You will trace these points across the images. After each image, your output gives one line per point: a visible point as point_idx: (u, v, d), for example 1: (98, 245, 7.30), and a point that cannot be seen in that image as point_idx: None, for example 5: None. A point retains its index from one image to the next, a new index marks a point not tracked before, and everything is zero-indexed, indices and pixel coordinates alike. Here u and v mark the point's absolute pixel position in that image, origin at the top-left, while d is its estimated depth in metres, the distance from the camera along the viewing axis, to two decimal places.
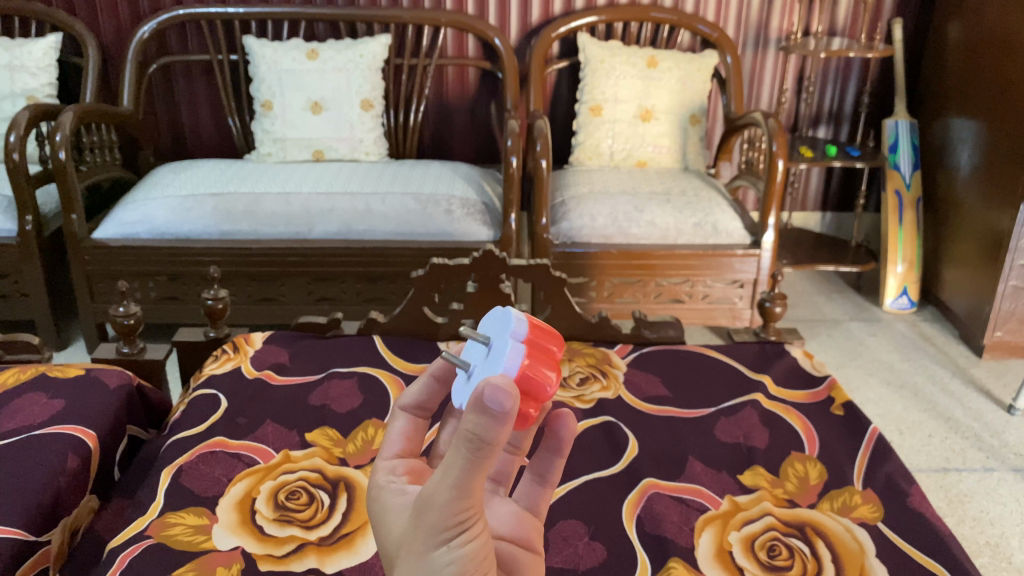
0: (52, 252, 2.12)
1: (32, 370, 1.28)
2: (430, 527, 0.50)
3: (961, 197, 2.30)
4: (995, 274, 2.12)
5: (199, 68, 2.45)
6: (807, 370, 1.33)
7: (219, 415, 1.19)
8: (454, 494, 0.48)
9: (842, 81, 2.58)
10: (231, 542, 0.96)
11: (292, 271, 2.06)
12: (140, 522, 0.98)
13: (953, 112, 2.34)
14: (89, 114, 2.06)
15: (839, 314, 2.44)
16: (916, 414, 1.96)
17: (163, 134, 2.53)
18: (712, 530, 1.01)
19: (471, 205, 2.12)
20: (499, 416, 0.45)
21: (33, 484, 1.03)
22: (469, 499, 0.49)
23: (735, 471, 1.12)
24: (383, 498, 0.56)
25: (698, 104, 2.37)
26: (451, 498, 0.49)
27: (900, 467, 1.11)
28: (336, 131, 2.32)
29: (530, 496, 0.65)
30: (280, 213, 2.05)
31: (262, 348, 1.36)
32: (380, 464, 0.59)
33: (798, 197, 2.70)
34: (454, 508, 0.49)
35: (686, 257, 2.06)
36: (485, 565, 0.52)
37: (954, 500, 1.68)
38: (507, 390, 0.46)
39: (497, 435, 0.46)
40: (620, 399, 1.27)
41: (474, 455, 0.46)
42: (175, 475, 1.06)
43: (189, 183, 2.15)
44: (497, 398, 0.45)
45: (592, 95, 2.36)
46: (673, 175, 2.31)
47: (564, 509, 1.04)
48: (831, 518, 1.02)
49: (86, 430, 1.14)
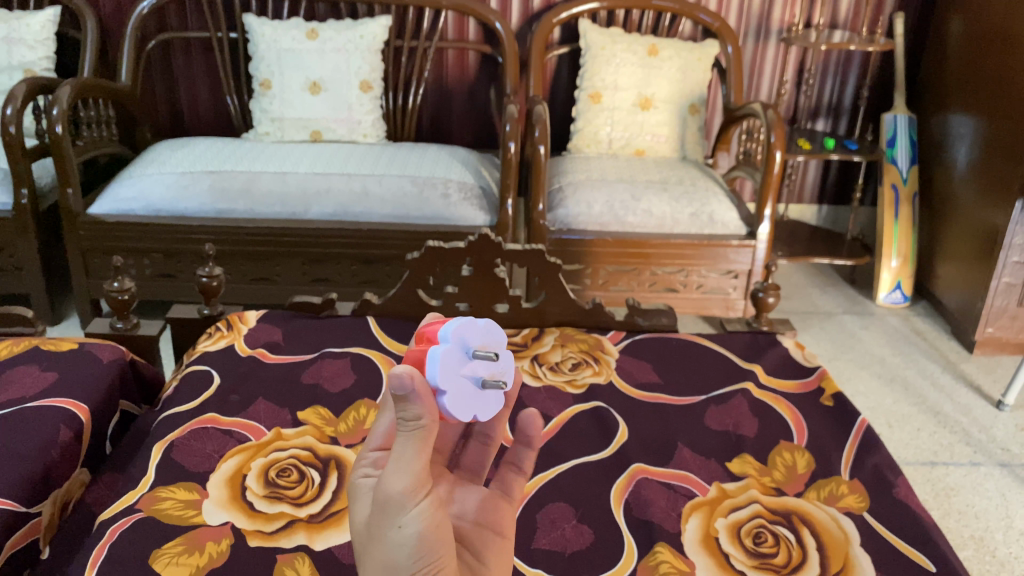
0: (47, 227, 2.11)
1: (25, 342, 1.28)
2: (384, 506, 0.58)
3: (957, 193, 2.30)
4: (988, 271, 2.13)
5: (199, 46, 2.44)
6: (798, 361, 1.34)
7: (212, 392, 1.19)
8: (398, 471, 0.57)
9: (842, 75, 2.58)
10: (221, 518, 0.96)
11: (287, 252, 2.06)
12: (130, 496, 0.99)
13: (952, 107, 2.34)
14: (86, 89, 2.05)
15: (832, 307, 2.44)
16: (906, 408, 1.98)
17: (161, 111, 2.52)
18: (699, 516, 1.01)
19: (467, 190, 2.12)
20: (417, 396, 0.55)
21: (25, 456, 1.04)
22: (412, 478, 0.57)
23: (723, 459, 1.12)
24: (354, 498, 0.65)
25: (697, 94, 2.36)
26: (397, 476, 0.57)
27: (887, 459, 1.12)
28: (335, 112, 2.32)
29: (505, 483, 0.73)
30: (277, 192, 2.05)
31: (256, 326, 1.36)
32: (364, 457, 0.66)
33: (795, 189, 2.71)
34: (399, 483, 0.57)
35: (682, 246, 2.06)
36: (439, 540, 0.58)
37: (940, 493, 1.69)
38: (415, 374, 0.55)
39: (422, 411, 0.55)
40: (612, 385, 1.27)
41: (410, 433, 0.56)
42: (167, 450, 1.07)
43: (186, 161, 2.15)
44: (406, 383, 0.54)
45: (591, 83, 2.36)
46: (671, 165, 2.30)
47: (553, 492, 1.05)
48: (816, 507, 1.03)
49: (79, 404, 1.15)
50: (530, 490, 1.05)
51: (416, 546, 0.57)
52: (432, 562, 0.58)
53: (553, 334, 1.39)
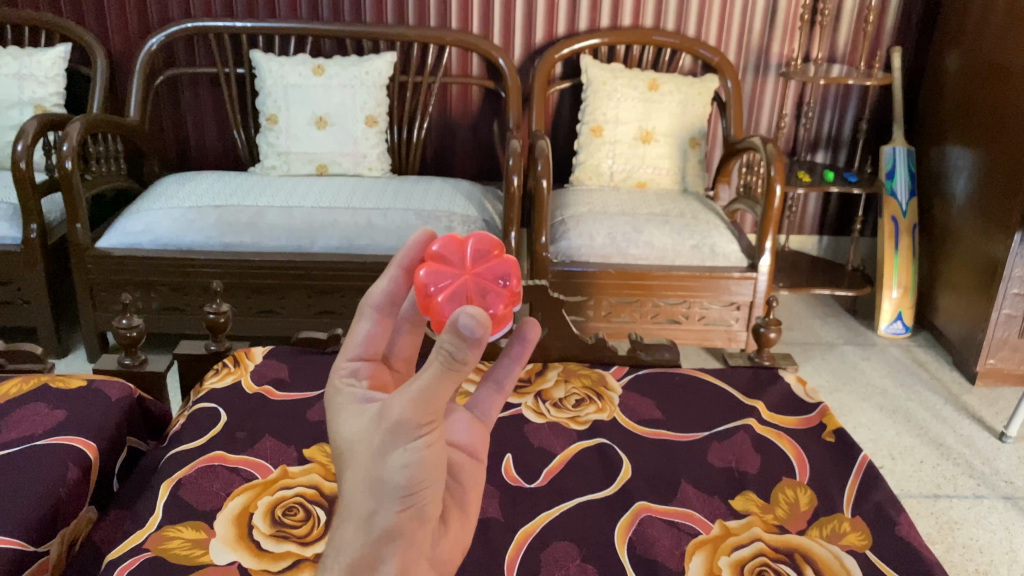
0: (55, 260, 2.14)
1: (35, 379, 1.29)
2: (394, 424, 0.54)
3: (957, 224, 2.32)
4: (989, 302, 2.14)
5: (206, 81, 2.48)
6: (800, 396, 1.35)
7: (219, 429, 1.20)
8: (419, 401, 0.53)
9: (841, 108, 2.61)
10: (227, 557, 0.97)
11: (292, 284, 2.08)
12: (138, 535, 1.00)
13: (950, 140, 2.37)
14: (96, 125, 2.08)
15: (834, 338, 2.46)
16: (908, 439, 1.98)
17: (168, 145, 2.55)
18: (702, 554, 1.02)
19: (471, 222, 2.14)
20: (475, 340, 0.49)
21: (33, 495, 1.05)
22: (431, 410, 0.53)
23: (726, 496, 1.13)
24: (341, 395, 0.61)
25: (698, 128, 2.39)
26: (417, 401, 0.53)
27: (889, 495, 1.13)
28: (340, 146, 2.35)
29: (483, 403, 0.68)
30: (283, 226, 2.08)
31: (262, 362, 1.38)
32: (342, 364, 0.64)
33: (795, 220, 2.73)
34: (416, 414, 0.53)
35: (684, 278, 2.08)
36: (434, 476, 0.55)
37: (944, 527, 1.70)
38: (482, 321, 0.49)
39: (471, 357, 0.50)
40: (615, 421, 1.28)
41: (446, 366, 0.51)
42: (174, 488, 1.08)
43: (193, 195, 2.17)
44: (469, 325, 0.49)
45: (593, 117, 2.39)
46: (672, 197, 2.33)
47: (556, 530, 1.06)
48: (819, 545, 1.04)
49: (86, 441, 1.16)
50: (534, 529, 1.06)
51: (415, 475, 0.54)
52: (427, 489, 0.55)
53: (556, 368, 1.40)
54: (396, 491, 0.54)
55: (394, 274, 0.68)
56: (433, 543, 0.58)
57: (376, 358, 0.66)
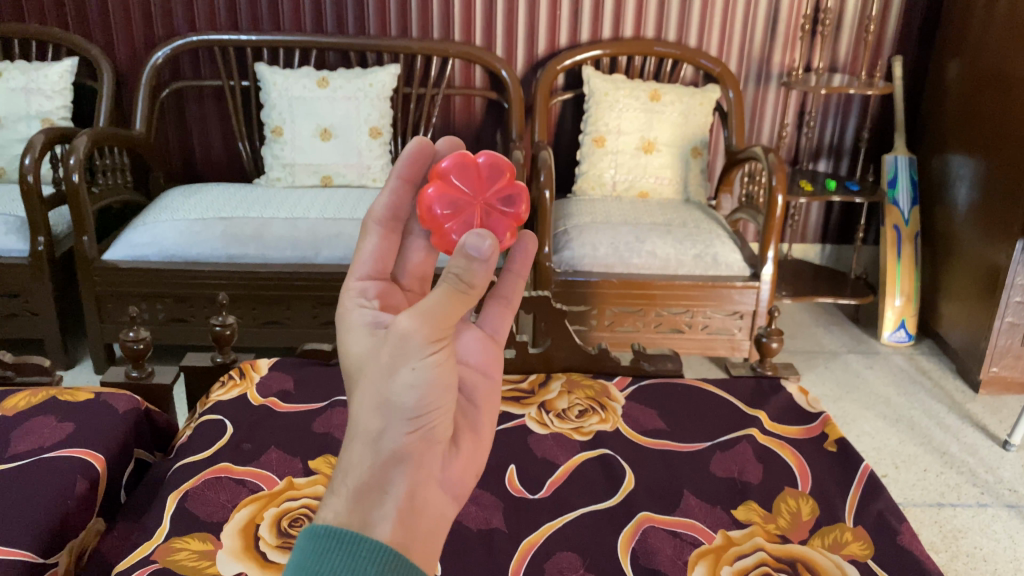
0: (62, 272, 2.16)
1: (43, 392, 1.30)
2: (404, 342, 0.57)
3: (959, 231, 2.33)
4: (991, 310, 2.15)
5: (211, 94, 2.50)
6: (802, 406, 1.35)
7: (225, 441, 1.21)
8: (429, 318, 0.57)
9: (843, 117, 2.62)
10: (234, 568, 0.98)
11: (297, 295, 2.09)
12: (146, 547, 1.01)
13: (952, 149, 2.38)
14: (102, 139, 2.10)
15: (837, 346, 2.46)
16: (912, 448, 1.99)
17: (174, 157, 2.57)
18: (704, 564, 1.03)
19: None
20: (484, 259, 0.56)
21: (42, 507, 1.06)
22: (439, 328, 0.57)
23: (728, 506, 1.14)
24: (349, 314, 0.64)
25: (700, 137, 2.41)
26: (427, 320, 0.57)
27: (891, 504, 1.13)
28: (344, 158, 2.37)
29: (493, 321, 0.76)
30: (288, 238, 2.09)
31: (267, 374, 1.39)
32: (352, 285, 0.67)
33: (798, 229, 2.74)
34: (427, 332, 0.57)
35: (686, 288, 2.08)
36: (440, 396, 0.59)
37: (948, 535, 1.70)
38: (489, 244, 0.56)
39: (478, 281, 0.56)
40: (618, 431, 1.29)
41: (456, 288, 0.56)
42: (181, 500, 1.09)
43: (199, 207, 2.19)
44: (477, 248, 0.56)
45: (595, 127, 2.41)
46: (675, 206, 2.34)
47: (560, 541, 1.07)
48: (821, 554, 1.04)
49: (94, 453, 1.17)
50: (538, 540, 1.07)
51: (424, 393, 0.57)
52: (433, 411, 0.59)
53: (560, 379, 1.41)
54: (405, 412, 0.57)
55: (395, 182, 0.73)
56: (439, 466, 0.61)
57: (382, 277, 0.70)
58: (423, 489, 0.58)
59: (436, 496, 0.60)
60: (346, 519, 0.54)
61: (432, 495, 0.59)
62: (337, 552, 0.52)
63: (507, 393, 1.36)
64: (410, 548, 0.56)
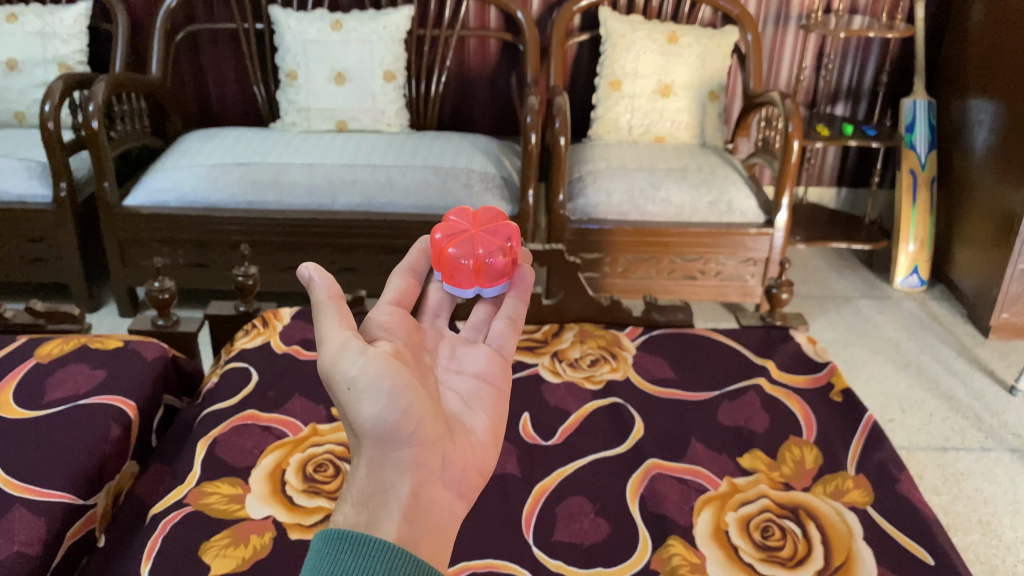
0: (85, 217, 2.19)
1: (74, 340, 1.35)
2: (330, 354, 0.65)
3: (977, 176, 2.31)
4: (1005, 257, 2.15)
5: (226, 37, 2.49)
6: (809, 356, 1.39)
7: (250, 389, 1.26)
8: (331, 325, 0.67)
9: (862, 59, 2.58)
10: (263, 512, 1.04)
11: (316, 242, 2.13)
12: (178, 490, 1.06)
13: (972, 92, 2.34)
14: (120, 85, 2.11)
15: (849, 291, 2.48)
16: (919, 393, 2.02)
17: (190, 100, 2.58)
18: (710, 510, 1.08)
19: (489, 179, 2.16)
20: (324, 278, 0.70)
21: (80, 452, 1.11)
22: (344, 327, 0.67)
23: (734, 454, 1.18)
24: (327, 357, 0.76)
25: (717, 81, 2.38)
26: (331, 328, 0.67)
27: (892, 453, 1.17)
28: (359, 102, 2.37)
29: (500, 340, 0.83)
30: (305, 184, 2.11)
31: (289, 323, 1.43)
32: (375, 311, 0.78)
33: (814, 172, 2.73)
34: (337, 333, 0.66)
35: (700, 235, 2.10)
36: (397, 377, 0.65)
37: (950, 478, 1.74)
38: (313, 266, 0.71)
39: (334, 290, 0.70)
40: (629, 381, 1.33)
41: (329, 301, 0.69)
42: (210, 446, 1.14)
43: (217, 152, 2.20)
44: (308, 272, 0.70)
45: (611, 70, 2.39)
46: (690, 151, 2.33)
47: (572, 485, 1.12)
48: (822, 501, 1.09)
49: (126, 400, 1.22)
50: (550, 485, 1.12)
51: (373, 378, 0.64)
52: (404, 400, 0.65)
53: (572, 329, 1.44)
54: (370, 405, 0.64)
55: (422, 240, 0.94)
56: (441, 463, 0.67)
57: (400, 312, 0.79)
58: (426, 484, 0.65)
59: (441, 491, 0.66)
60: (355, 520, 0.60)
61: (437, 490, 0.65)
62: (345, 555, 0.57)
63: (521, 343, 1.40)
64: (420, 542, 0.61)
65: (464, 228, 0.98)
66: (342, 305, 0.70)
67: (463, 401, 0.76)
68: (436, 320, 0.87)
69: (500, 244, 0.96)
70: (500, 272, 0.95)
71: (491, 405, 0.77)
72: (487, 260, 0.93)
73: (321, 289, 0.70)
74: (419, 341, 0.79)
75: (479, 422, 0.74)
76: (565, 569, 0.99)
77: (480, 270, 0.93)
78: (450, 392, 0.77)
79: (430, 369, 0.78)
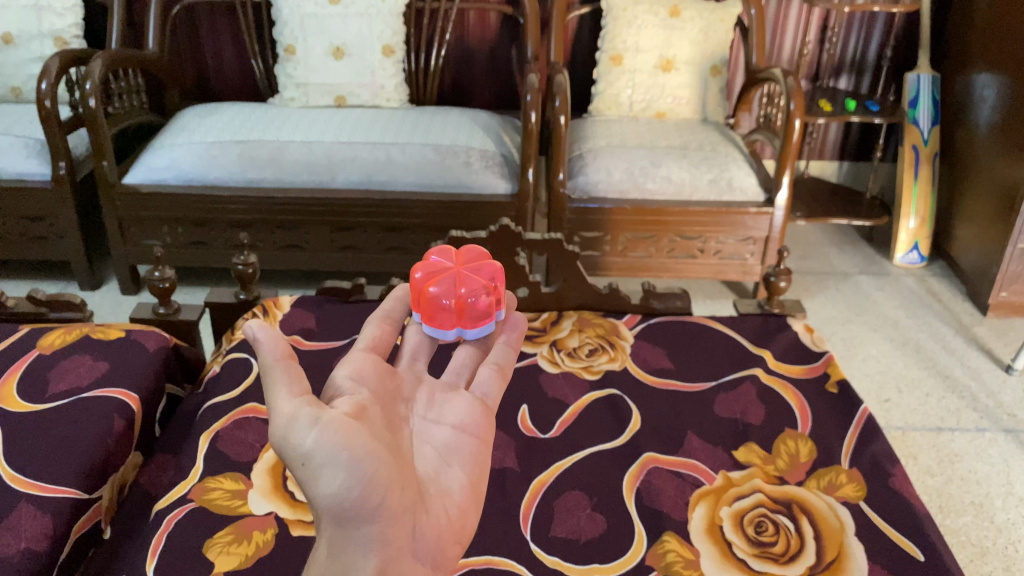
0: (84, 195, 2.19)
1: (77, 330, 1.36)
2: (284, 423, 0.65)
3: (980, 153, 2.29)
4: (1005, 235, 2.14)
5: (222, 10, 2.46)
6: (806, 345, 1.39)
7: (251, 381, 1.28)
8: (283, 393, 0.67)
9: (867, 31, 2.55)
10: (265, 508, 1.06)
11: (316, 220, 2.13)
12: (182, 486, 1.08)
13: (977, 66, 2.32)
14: (116, 61, 2.09)
15: (849, 267, 2.48)
16: (916, 372, 2.03)
17: (188, 74, 2.56)
18: (705, 505, 1.10)
19: (489, 157, 2.15)
20: (268, 339, 0.70)
21: (84, 447, 1.13)
22: (297, 393, 0.67)
23: (729, 447, 1.19)
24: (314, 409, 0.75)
25: (720, 55, 2.36)
26: (284, 395, 0.67)
27: (886, 447, 1.19)
28: (357, 77, 2.35)
29: (486, 388, 0.87)
30: (304, 162, 2.10)
31: (289, 312, 1.43)
32: (349, 360, 0.77)
33: (816, 146, 2.72)
34: (288, 401, 0.67)
35: (700, 214, 2.10)
36: (354, 442, 0.66)
37: (944, 459, 1.77)
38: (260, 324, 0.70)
39: (284, 351, 0.70)
40: (626, 371, 1.34)
41: (277, 363, 0.69)
42: (213, 440, 1.16)
43: (215, 129, 2.19)
44: (256, 332, 0.69)
45: (613, 44, 2.36)
46: (691, 127, 2.32)
47: (569, 479, 1.14)
48: (816, 496, 1.11)
49: (129, 392, 1.24)
50: (548, 479, 1.13)
51: (331, 448, 0.65)
52: (365, 468, 0.66)
53: (571, 318, 1.45)
54: (330, 476, 0.65)
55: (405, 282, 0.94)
56: (411, 534, 0.70)
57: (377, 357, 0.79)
58: (393, 559, 0.67)
59: (409, 564, 0.69)
60: None
61: (404, 564, 0.68)
62: None
63: None
64: None
65: (448, 268, 0.99)
66: (292, 366, 0.70)
67: (438, 455, 0.78)
68: (415, 364, 0.86)
69: (484, 284, 0.96)
70: (484, 314, 0.94)
71: (470, 459, 0.79)
72: (470, 299, 0.93)
73: (266, 348, 0.69)
74: (393, 389, 0.80)
75: (456, 482, 0.77)
76: (562, 566, 1.01)
77: (462, 312, 0.93)
78: (425, 445, 0.79)
79: (405, 420, 0.79)
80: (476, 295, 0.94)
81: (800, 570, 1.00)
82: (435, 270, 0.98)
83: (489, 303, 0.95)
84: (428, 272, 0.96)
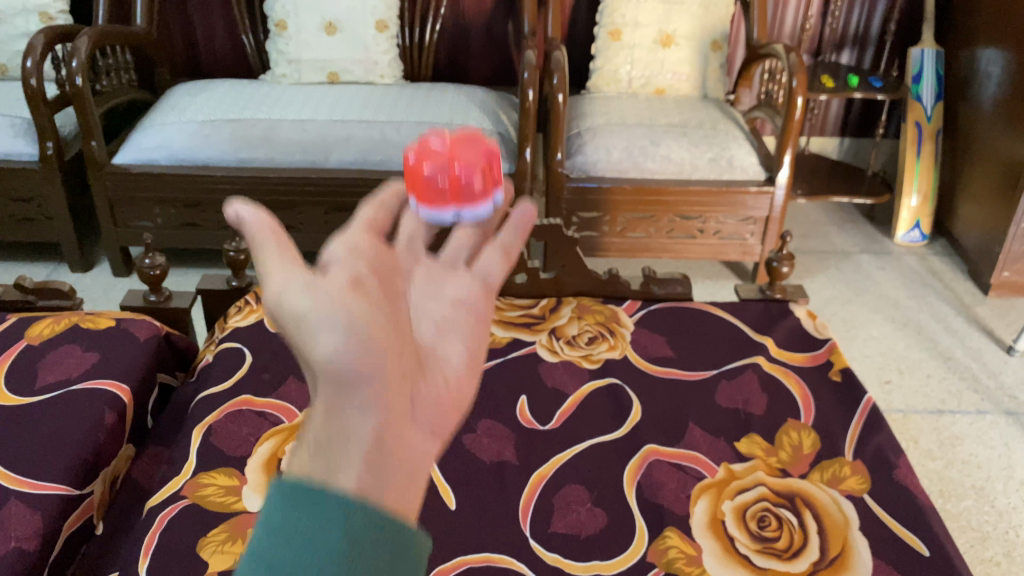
0: (73, 176, 2.15)
1: (66, 320, 1.33)
2: (274, 291, 0.47)
3: (983, 130, 2.26)
4: (1008, 214, 2.12)
5: None
6: (809, 332, 1.37)
7: (245, 372, 1.25)
8: (276, 260, 0.49)
9: (870, 5, 2.50)
10: (259, 504, 1.03)
11: (310, 201, 2.09)
12: (175, 482, 1.06)
13: (982, 41, 2.27)
14: (104, 38, 2.05)
15: (849, 246, 2.45)
16: (917, 353, 2.02)
17: (177, 49, 2.50)
18: (707, 499, 1.08)
19: (486, 136, 2.11)
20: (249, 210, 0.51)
21: (75, 441, 1.11)
22: (289, 257, 0.49)
23: (731, 439, 1.18)
24: None
25: (720, 30, 2.31)
26: (277, 256, 0.49)
27: (890, 438, 1.17)
28: (350, 53, 2.30)
29: None
30: (296, 141, 2.06)
31: None
32: None
33: (816, 122, 2.68)
34: (282, 270, 0.48)
35: (700, 193, 2.07)
36: (363, 310, 0.48)
37: (945, 443, 1.75)
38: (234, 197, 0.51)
39: (269, 215, 0.51)
40: (626, 360, 1.32)
41: (261, 223, 0.50)
42: (206, 434, 1.13)
43: (206, 108, 2.15)
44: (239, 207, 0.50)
45: (611, 19, 2.32)
46: (691, 104, 2.28)
47: (569, 473, 1.12)
48: (819, 489, 1.09)
49: (120, 384, 1.21)
50: (547, 472, 1.12)
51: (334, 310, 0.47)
52: (376, 343, 0.48)
53: (570, 304, 1.42)
54: (332, 340, 0.46)
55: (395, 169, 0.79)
56: (414, 403, 0.50)
57: None
58: (397, 427, 0.47)
59: (418, 483, 0.47)
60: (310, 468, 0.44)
61: (413, 440, 0.48)
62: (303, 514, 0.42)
63: (518, 319, 1.39)
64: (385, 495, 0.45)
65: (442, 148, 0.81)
66: (286, 239, 0.50)
67: (437, 326, 0.56)
68: None
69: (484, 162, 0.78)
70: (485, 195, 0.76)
71: None
72: (465, 180, 0.76)
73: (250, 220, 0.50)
74: None
75: (463, 350, 0.55)
76: (563, 563, 1.00)
77: (457, 193, 0.76)
78: (416, 313, 0.56)
79: None
80: (474, 174, 0.76)
81: (803, 566, 0.99)
82: (426, 150, 0.81)
83: (493, 184, 0.77)
84: (419, 154, 0.80)
